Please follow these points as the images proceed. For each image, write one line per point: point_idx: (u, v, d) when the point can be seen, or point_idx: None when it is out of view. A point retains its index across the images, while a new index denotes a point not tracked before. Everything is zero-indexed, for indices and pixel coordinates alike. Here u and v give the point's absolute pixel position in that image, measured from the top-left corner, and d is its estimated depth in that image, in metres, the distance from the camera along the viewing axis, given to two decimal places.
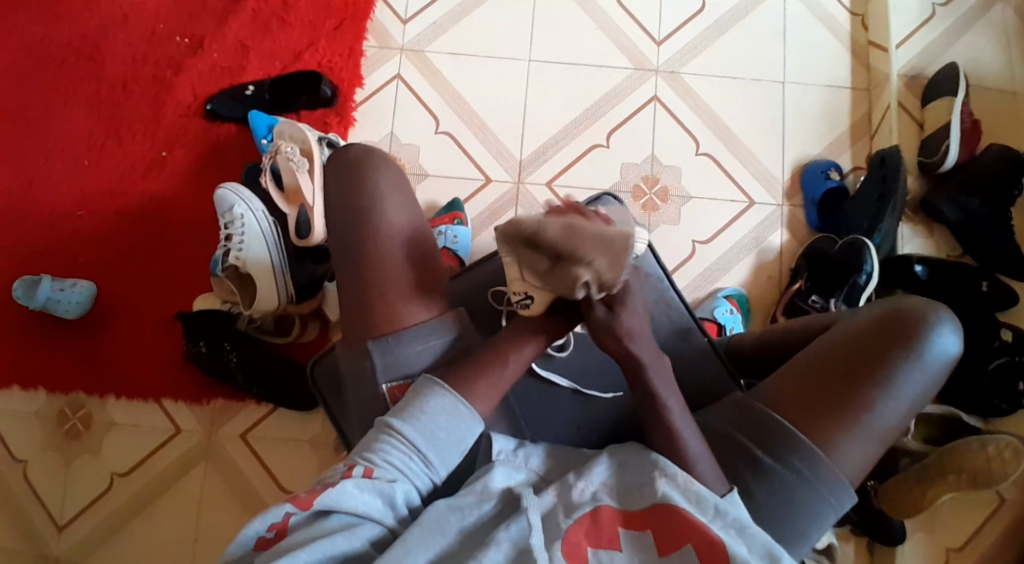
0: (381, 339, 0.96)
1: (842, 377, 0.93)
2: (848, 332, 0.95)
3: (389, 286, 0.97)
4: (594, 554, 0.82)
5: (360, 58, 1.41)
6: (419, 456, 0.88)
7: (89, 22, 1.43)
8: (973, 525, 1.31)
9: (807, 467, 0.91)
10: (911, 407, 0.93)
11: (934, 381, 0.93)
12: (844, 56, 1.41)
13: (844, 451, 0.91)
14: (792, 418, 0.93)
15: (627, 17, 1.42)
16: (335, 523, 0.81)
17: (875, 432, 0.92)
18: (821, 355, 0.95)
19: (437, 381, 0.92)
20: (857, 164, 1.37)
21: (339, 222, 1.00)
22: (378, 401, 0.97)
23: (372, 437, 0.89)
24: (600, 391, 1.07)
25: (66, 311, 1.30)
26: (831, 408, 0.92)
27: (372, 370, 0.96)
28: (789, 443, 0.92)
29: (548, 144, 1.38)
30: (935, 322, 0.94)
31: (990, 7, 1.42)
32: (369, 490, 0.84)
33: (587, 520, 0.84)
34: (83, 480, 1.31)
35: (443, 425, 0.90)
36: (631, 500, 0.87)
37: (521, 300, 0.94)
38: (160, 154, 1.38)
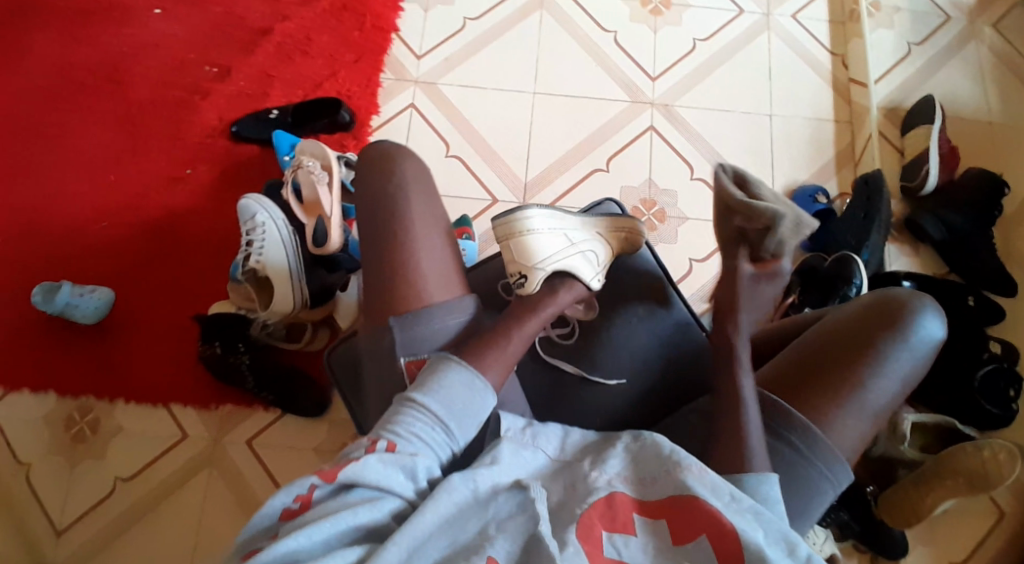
0: (402, 315, 0.97)
1: (834, 359, 0.96)
2: (838, 320, 0.99)
3: (410, 266, 0.99)
4: (609, 538, 0.83)
5: (377, 88, 1.50)
6: (441, 426, 0.89)
7: (124, 51, 1.54)
8: (977, 536, 1.31)
9: (807, 445, 0.93)
10: (902, 387, 0.96)
11: (923, 363, 0.97)
12: (826, 92, 1.52)
13: (839, 428, 0.94)
14: (791, 400, 0.96)
15: (624, 55, 1.54)
16: (356, 497, 0.81)
17: (868, 411, 0.95)
18: (814, 342, 0.99)
19: (451, 356, 0.94)
20: (843, 190, 1.46)
21: (363, 206, 1.03)
22: (396, 375, 0.97)
23: (395, 410, 0.90)
24: (605, 376, 1.07)
25: (83, 315, 1.35)
26: (825, 388, 0.95)
27: (390, 345, 0.97)
28: (787, 423, 0.95)
29: (553, 166, 1.46)
30: (922, 306, 0.97)
31: (963, 45, 1.54)
32: (391, 464, 0.84)
33: (603, 504, 0.85)
34: (86, 485, 1.32)
35: (461, 395, 0.91)
36: (646, 488, 0.88)
37: (517, 280, 1.05)
38: (183, 171, 1.46)
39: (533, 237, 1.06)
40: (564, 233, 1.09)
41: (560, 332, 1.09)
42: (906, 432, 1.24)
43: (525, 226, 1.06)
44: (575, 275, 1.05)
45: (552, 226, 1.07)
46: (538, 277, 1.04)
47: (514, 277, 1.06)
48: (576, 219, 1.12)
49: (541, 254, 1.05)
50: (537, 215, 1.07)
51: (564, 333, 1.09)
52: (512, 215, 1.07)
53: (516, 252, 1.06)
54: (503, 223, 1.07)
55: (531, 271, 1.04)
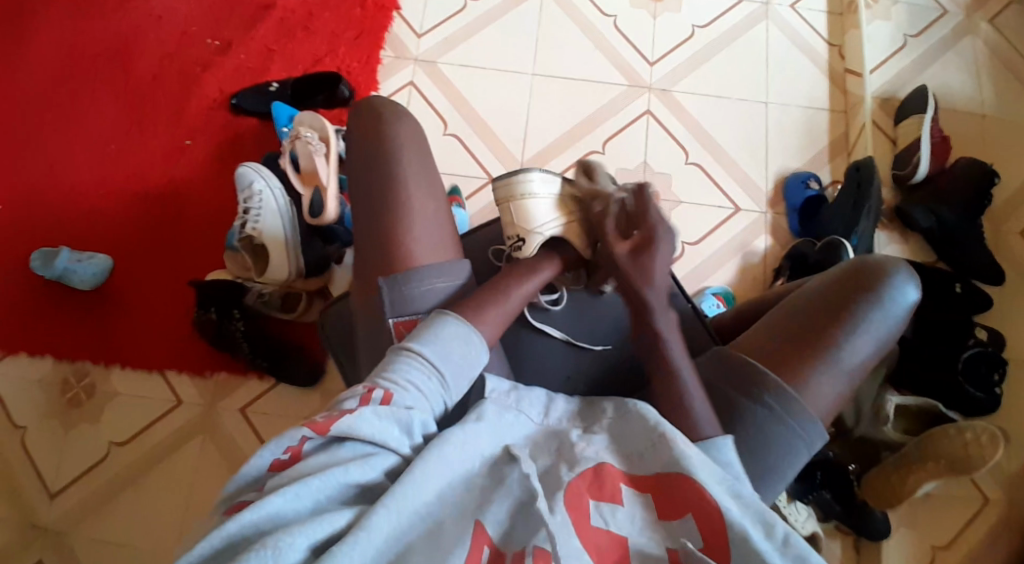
0: (392, 275, 0.98)
1: (809, 321, 0.98)
2: (813, 287, 1.02)
3: (403, 231, 0.99)
4: (597, 508, 0.83)
5: (377, 65, 1.52)
6: (437, 375, 0.90)
7: (128, 21, 1.55)
8: (959, 523, 1.32)
9: (778, 402, 0.94)
10: (875, 349, 0.98)
11: (894, 328, 0.99)
12: (821, 82, 1.54)
13: (812, 387, 0.95)
14: (765, 361, 0.98)
15: (623, 40, 1.55)
16: (349, 452, 0.82)
17: (841, 369, 0.96)
18: (789, 308, 1.01)
19: (449, 313, 0.95)
20: (835, 178, 1.48)
21: (360, 172, 1.03)
22: (386, 336, 0.99)
23: (390, 360, 0.91)
24: (590, 343, 1.08)
25: (81, 281, 1.37)
26: (798, 348, 0.97)
27: (380, 304, 0.98)
28: (759, 381, 0.96)
29: (549, 148, 1.48)
30: (894, 270, 1.00)
31: (959, 39, 1.55)
32: (387, 417, 0.85)
33: (591, 474, 0.85)
34: (79, 448, 1.33)
35: (456, 347, 0.92)
36: (634, 464, 0.88)
37: (515, 244, 1.07)
38: (183, 141, 1.48)
39: (532, 202, 1.06)
40: (564, 197, 1.08)
41: (548, 299, 1.08)
42: (889, 414, 1.25)
43: (524, 190, 1.06)
44: (569, 242, 1.06)
45: (552, 191, 1.06)
46: (534, 242, 1.05)
47: (511, 240, 1.07)
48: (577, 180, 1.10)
49: (538, 219, 1.05)
50: (537, 178, 1.06)
51: (552, 300, 1.08)
52: (512, 178, 1.07)
53: (515, 214, 1.06)
54: (503, 186, 1.07)
55: (528, 236, 1.05)
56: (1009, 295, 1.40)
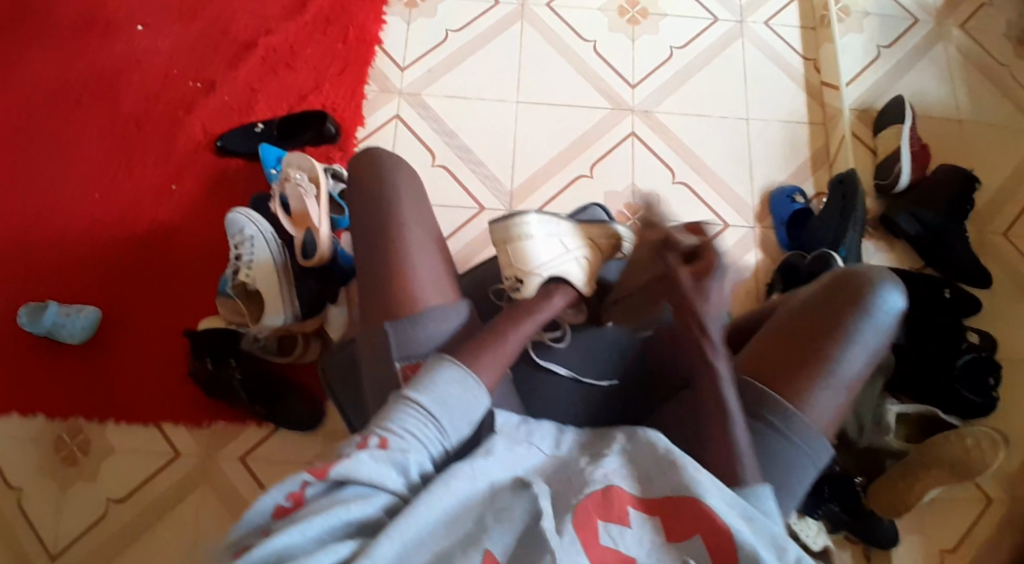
0: (398, 319, 0.97)
1: (804, 337, 0.99)
2: (805, 298, 1.02)
3: (404, 272, 0.98)
4: (605, 528, 0.83)
5: (361, 100, 1.51)
6: (433, 423, 0.89)
7: (106, 67, 1.53)
8: (965, 525, 1.35)
9: (782, 421, 0.96)
10: (872, 358, 0.99)
11: (889, 333, 1.00)
12: (801, 95, 1.56)
13: (814, 403, 0.96)
14: (765, 381, 0.99)
15: (604, 63, 1.57)
16: (350, 494, 0.81)
17: (841, 383, 0.97)
18: (783, 322, 1.02)
19: (446, 356, 0.94)
20: (819, 190, 1.50)
21: (361, 219, 1.03)
22: (392, 379, 0.97)
23: (389, 408, 0.90)
24: (597, 378, 1.08)
25: (70, 335, 1.35)
26: (797, 365, 0.98)
27: (386, 347, 0.97)
28: (762, 403, 0.97)
29: (538, 174, 1.48)
30: (880, 279, 1.00)
31: (932, 46, 1.59)
32: (384, 461, 0.84)
33: (598, 496, 0.85)
34: (77, 507, 1.31)
35: (453, 394, 0.91)
36: (644, 486, 0.87)
37: (513, 285, 1.06)
38: (169, 186, 1.46)
39: (531, 243, 1.06)
40: (561, 238, 1.08)
41: (552, 336, 1.08)
42: (891, 423, 1.28)
43: (522, 231, 1.06)
44: (568, 281, 1.06)
45: (549, 231, 1.07)
46: (533, 282, 1.05)
47: (509, 281, 1.07)
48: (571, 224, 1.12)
49: (538, 259, 1.05)
50: (534, 220, 1.08)
51: (555, 336, 1.08)
52: (510, 220, 1.08)
53: (514, 255, 1.06)
54: (501, 228, 1.08)
55: (527, 276, 1.05)
56: (997, 296, 1.43)
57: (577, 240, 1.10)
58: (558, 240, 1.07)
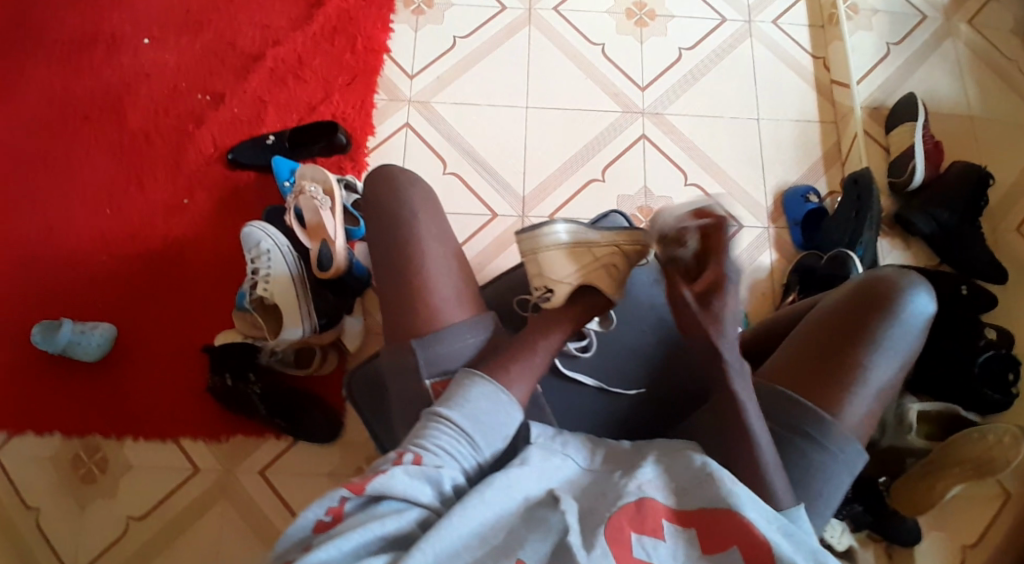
0: (424, 337, 0.98)
1: (835, 344, 1.00)
2: (833, 305, 1.03)
3: (428, 290, 1.00)
4: (638, 541, 0.82)
5: (371, 109, 1.51)
6: (466, 439, 0.90)
7: (113, 81, 1.52)
8: (984, 520, 1.35)
9: (817, 431, 0.96)
10: (901, 364, 1.00)
11: (917, 340, 1.01)
12: (811, 94, 1.56)
13: (848, 409, 0.97)
14: (797, 387, 0.99)
15: (613, 66, 1.56)
16: (386, 508, 0.82)
17: (872, 389, 0.98)
18: (812, 329, 1.03)
19: (477, 372, 0.95)
20: (832, 188, 1.50)
21: (380, 239, 1.04)
22: (423, 396, 0.98)
23: (422, 425, 0.91)
24: (624, 388, 1.10)
25: (86, 352, 1.34)
26: (829, 373, 0.99)
27: (415, 364, 0.97)
28: (795, 410, 0.97)
29: (550, 179, 1.48)
30: (906, 285, 1.02)
31: (941, 43, 1.58)
32: (417, 476, 0.85)
33: (631, 508, 0.84)
34: (97, 525, 1.30)
35: (485, 410, 0.92)
36: (679, 498, 0.87)
37: (543, 295, 1.05)
38: (181, 200, 1.45)
39: (559, 253, 1.05)
40: (589, 245, 1.05)
41: (577, 346, 1.11)
42: (912, 422, 1.28)
43: (549, 241, 1.05)
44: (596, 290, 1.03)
45: (577, 240, 1.05)
46: (561, 292, 1.03)
47: (538, 291, 1.06)
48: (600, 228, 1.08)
49: (565, 268, 1.04)
50: (561, 228, 1.05)
51: (582, 346, 1.11)
52: (537, 229, 1.06)
53: (541, 265, 1.05)
54: (528, 237, 1.07)
55: (556, 286, 1.04)
56: (1013, 293, 1.43)
57: (605, 246, 1.05)
58: (585, 249, 1.04)
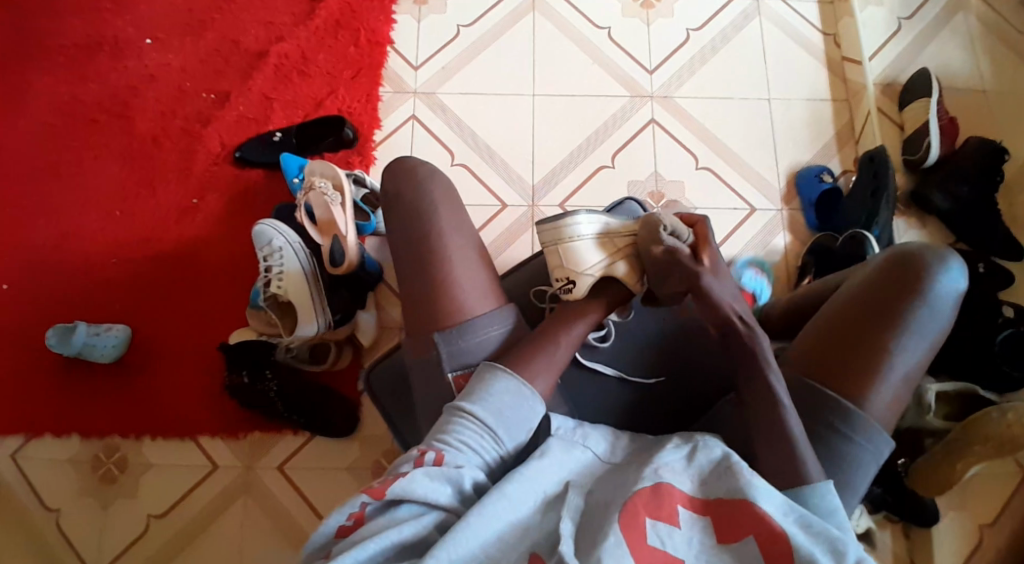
0: (446, 330, 0.96)
1: (860, 330, 0.98)
2: (856, 289, 1.01)
3: (450, 283, 0.98)
4: (653, 527, 0.81)
5: (377, 102, 1.50)
6: (489, 434, 0.89)
7: (119, 83, 1.52)
8: (1003, 498, 1.34)
9: (841, 421, 0.95)
10: (928, 347, 0.98)
11: (944, 321, 0.98)
12: (822, 72, 1.53)
13: (874, 397, 0.96)
14: (820, 376, 0.98)
15: (619, 50, 1.54)
16: (405, 513, 0.82)
17: (899, 374, 0.97)
18: (836, 314, 1.00)
19: (500, 366, 0.93)
20: (846, 167, 1.47)
21: (398, 233, 1.01)
22: (445, 388, 0.96)
23: (444, 421, 0.90)
24: (644, 377, 1.09)
25: (102, 355, 1.34)
26: (855, 361, 0.97)
27: (437, 358, 0.96)
28: (819, 400, 0.97)
29: (559, 167, 1.46)
30: (932, 265, 0.99)
31: (952, 17, 1.55)
32: (438, 477, 0.84)
33: (648, 492, 0.84)
34: (119, 524, 1.31)
35: (509, 404, 0.90)
36: (698, 485, 0.87)
37: (565, 286, 1.03)
38: (191, 201, 1.45)
39: (582, 243, 1.02)
40: (613, 235, 1.03)
41: (596, 335, 1.10)
42: (931, 403, 1.27)
43: (573, 232, 1.02)
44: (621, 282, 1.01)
45: (601, 230, 1.02)
46: (585, 283, 1.01)
47: (560, 283, 1.03)
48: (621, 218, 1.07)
49: (590, 260, 1.01)
50: (586, 218, 1.03)
51: (600, 336, 1.10)
52: (558, 219, 1.03)
53: (564, 257, 1.02)
54: (550, 229, 1.03)
55: (578, 277, 1.01)
56: None
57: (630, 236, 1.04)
58: (609, 239, 1.03)
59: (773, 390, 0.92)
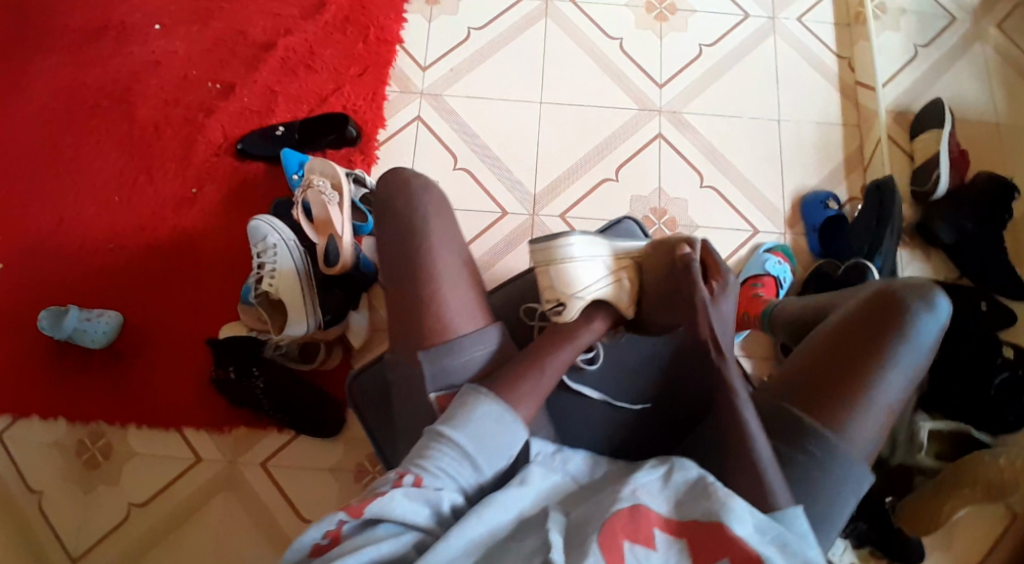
0: (431, 348, 0.95)
1: (842, 361, 0.97)
2: (841, 320, 1.00)
3: (436, 301, 0.96)
4: (631, 549, 0.80)
5: (382, 101, 1.48)
6: (468, 461, 0.88)
7: (125, 68, 1.51)
8: (989, 540, 1.32)
9: (820, 450, 0.93)
10: (911, 381, 0.96)
11: (927, 356, 0.97)
12: (834, 96, 1.51)
13: (854, 429, 0.94)
14: (800, 405, 0.97)
15: (629, 62, 1.52)
16: (382, 532, 0.80)
17: (880, 407, 0.95)
18: (819, 343, 1.00)
19: (483, 390, 0.92)
20: (853, 194, 1.45)
21: (388, 246, 1.00)
22: (427, 410, 0.95)
23: (424, 444, 0.89)
24: (630, 403, 1.07)
25: (92, 340, 1.34)
26: (836, 390, 0.95)
27: (421, 378, 0.95)
28: (799, 428, 0.94)
29: (562, 177, 1.45)
30: (917, 298, 0.98)
31: (970, 46, 1.52)
32: (418, 498, 0.83)
33: (626, 514, 0.82)
34: (100, 511, 1.31)
35: (491, 430, 0.89)
36: (673, 507, 0.85)
37: (554, 308, 1.05)
38: (190, 190, 1.44)
39: (573, 265, 1.05)
40: (604, 260, 1.07)
41: (584, 358, 1.09)
42: (923, 441, 1.28)
43: (564, 254, 1.05)
44: (610, 303, 1.05)
45: (592, 253, 1.06)
46: (575, 306, 1.03)
47: (549, 304, 1.06)
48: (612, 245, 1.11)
49: (580, 282, 1.04)
50: (577, 241, 1.06)
51: (588, 358, 1.09)
52: (552, 241, 1.06)
53: (556, 278, 1.05)
54: (543, 250, 1.07)
55: (569, 300, 1.04)
56: None
57: (620, 262, 1.08)
58: (600, 262, 1.06)
59: (743, 417, 0.91)
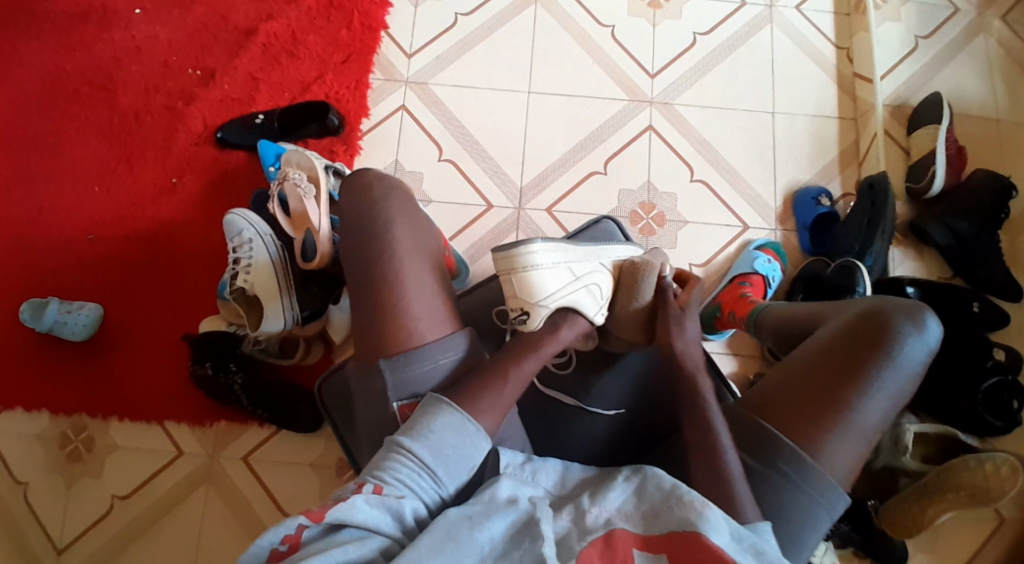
0: (392, 357, 0.94)
1: (823, 381, 0.95)
2: (826, 338, 0.98)
3: (404, 307, 0.95)
4: None
5: (367, 89, 1.45)
6: (428, 473, 0.86)
7: (104, 54, 1.48)
8: (974, 543, 1.31)
9: (795, 471, 0.92)
10: (892, 406, 0.94)
11: (911, 380, 0.95)
12: (831, 88, 1.47)
13: (830, 452, 0.92)
14: (777, 422, 0.94)
15: (621, 51, 1.48)
16: (346, 536, 0.79)
17: (859, 431, 0.93)
18: (802, 360, 0.97)
19: (444, 399, 0.90)
20: (846, 191, 1.42)
21: (353, 249, 0.98)
22: (388, 418, 0.95)
23: (382, 456, 0.87)
24: (604, 408, 1.07)
25: (72, 333, 1.33)
26: (815, 411, 0.93)
27: (383, 388, 0.94)
28: (775, 447, 0.93)
29: (548, 170, 1.42)
30: (904, 322, 0.96)
31: (972, 38, 1.48)
32: (378, 506, 0.82)
33: (601, 544, 0.81)
34: (83, 503, 1.31)
35: (451, 440, 0.88)
36: (645, 523, 0.84)
37: (519, 317, 1.03)
38: (170, 180, 1.42)
39: (537, 274, 1.02)
40: (569, 265, 1.04)
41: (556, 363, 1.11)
42: (908, 444, 1.24)
43: (527, 263, 1.01)
44: (579, 311, 1.03)
45: (557, 260, 1.03)
46: (540, 315, 1.01)
47: (515, 313, 1.03)
48: (575, 245, 1.07)
49: (544, 291, 1.01)
50: (541, 248, 1.02)
51: (560, 363, 1.11)
52: (514, 248, 1.02)
53: (519, 286, 1.02)
54: (505, 258, 1.02)
55: (533, 308, 1.02)
56: None
57: (586, 265, 1.06)
58: (566, 268, 1.03)
59: (714, 430, 0.92)
